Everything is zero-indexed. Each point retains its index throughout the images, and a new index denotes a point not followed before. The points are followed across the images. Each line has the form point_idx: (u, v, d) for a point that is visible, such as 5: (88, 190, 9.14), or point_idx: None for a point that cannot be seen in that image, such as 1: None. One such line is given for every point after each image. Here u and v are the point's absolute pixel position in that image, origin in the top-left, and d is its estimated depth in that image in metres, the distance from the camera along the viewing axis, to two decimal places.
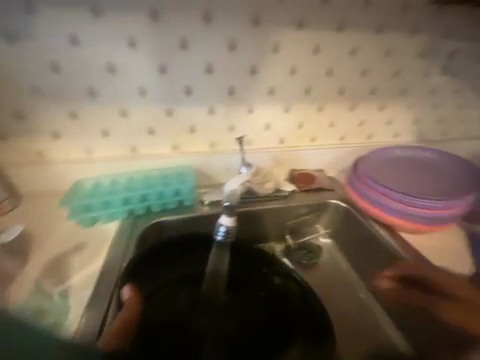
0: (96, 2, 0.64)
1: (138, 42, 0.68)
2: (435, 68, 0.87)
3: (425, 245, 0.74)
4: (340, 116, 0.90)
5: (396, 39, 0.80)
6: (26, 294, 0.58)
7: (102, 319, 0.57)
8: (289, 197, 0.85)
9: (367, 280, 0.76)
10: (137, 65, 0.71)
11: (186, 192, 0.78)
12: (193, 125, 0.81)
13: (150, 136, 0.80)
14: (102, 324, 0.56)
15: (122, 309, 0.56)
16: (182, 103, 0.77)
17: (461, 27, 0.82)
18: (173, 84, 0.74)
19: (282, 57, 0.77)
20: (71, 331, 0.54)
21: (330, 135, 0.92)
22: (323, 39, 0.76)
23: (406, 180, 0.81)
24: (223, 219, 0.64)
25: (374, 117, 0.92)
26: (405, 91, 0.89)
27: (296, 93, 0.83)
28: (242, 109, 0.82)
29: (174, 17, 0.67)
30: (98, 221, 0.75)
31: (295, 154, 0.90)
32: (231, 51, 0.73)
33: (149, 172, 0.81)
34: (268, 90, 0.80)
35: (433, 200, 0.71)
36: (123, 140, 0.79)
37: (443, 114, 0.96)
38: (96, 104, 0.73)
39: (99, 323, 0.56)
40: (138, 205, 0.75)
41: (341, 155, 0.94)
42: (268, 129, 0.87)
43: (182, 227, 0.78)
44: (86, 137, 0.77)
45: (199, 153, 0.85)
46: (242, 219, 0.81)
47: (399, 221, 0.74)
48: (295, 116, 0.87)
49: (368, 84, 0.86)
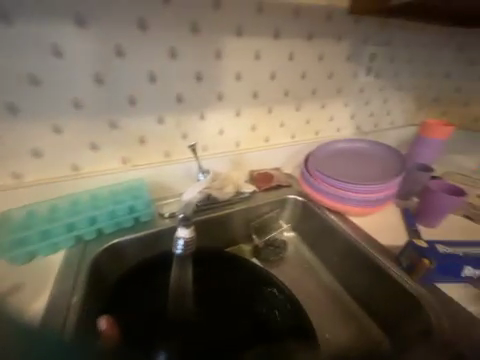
0: (6, 7, 0.56)
1: (66, 51, 0.62)
2: (361, 69, 0.99)
3: (373, 225, 0.83)
4: (288, 116, 0.95)
5: (327, 45, 0.89)
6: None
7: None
8: (250, 198, 0.87)
9: (330, 266, 0.81)
10: (67, 76, 0.64)
11: (142, 207, 0.73)
12: (143, 136, 0.77)
13: (94, 151, 0.73)
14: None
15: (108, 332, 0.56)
16: (127, 114, 0.73)
17: (376, 34, 0.95)
18: (113, 95, 0.69)
19: (226, 63, 0.78)
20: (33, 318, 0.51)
21: (282, 135, 0.97)
22: (263, 45, 0.81)
23: (351, 170, 0.90)
24: (180, 230, 0.57)
25: (318, 115, 1.00)
26: (340, 90, 1.00)
27: (245, 97, 0.85)
28: (192, 115, 0.81)
29: (105, 24, 0.63)
30: (37, 254, 0.66)
31: (251, 156, 0.93)
32: (174, 58, 0.72)
33: (96, 191, 0.74)
34: (216, 95, 0.81)
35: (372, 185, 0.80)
36: (61, 159, 0.70)
37: (373, 109, 1.10)
38: (21, 121, 0.64)
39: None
40: (86, 229, 0.68)
41: (293, 152, 1.00)
42: (222, 134, 0.87)
43: (141, 245, 0.72)
44: (13, 160, 0.66)
45: (153, 164, 0.80)
46: (206, 227, 0.79)
47: (348, 207, 0.81)
48: (246, 119, 0.89)
49: (308, 85, 0.93)
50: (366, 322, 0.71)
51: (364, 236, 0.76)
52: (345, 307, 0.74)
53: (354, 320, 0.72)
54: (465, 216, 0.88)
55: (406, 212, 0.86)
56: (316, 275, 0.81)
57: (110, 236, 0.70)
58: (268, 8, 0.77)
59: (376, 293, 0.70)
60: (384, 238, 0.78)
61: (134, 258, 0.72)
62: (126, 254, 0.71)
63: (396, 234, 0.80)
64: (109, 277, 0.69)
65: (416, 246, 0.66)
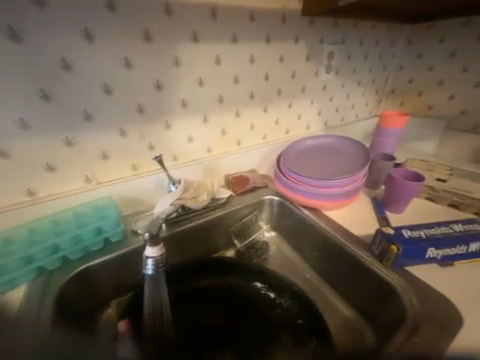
0: None
1: (2, 67, 0.56)
2: (321, 67, 1.03)
3: (347, 216, 0.86)
4: (257, 118, 0.96)
5: (285, 46, 0.91)
6: None
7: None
8: (227, 203, 0.85)
9: (311, 262, 0.82)
10: (7, 95, 0.58)
11: (111, 226, 0.69)
12: (106, 151, 0.73)
13: (51, 173, 0.68)
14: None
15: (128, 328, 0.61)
16: (85, 130, 0.68)
17: (331, 33, 0.99)
18: (67, 111, 0.65)
19: (186, 70, 0.77)
20: None
21: (253, 137, 0.98)
22: (222, 50, 0.80)
23: (321, 165, 0.93)
24: (148, 251, 0.53)
25: (285, 114, 1.02)
26: (304, 89, 1.02)
27: (210, 103, 0.84)
28: (157, 125, 0.78)
29: (45, 35, 0.58)
30: None
31: (224, 160, 0.92)
32: (129, 68, 0.69)
33: (57, 217, 0.68)
34: (180, 103, 0.79)
35: (342, 178, 0.83)
36: (12, 185, 0.64)
37: (337, 104, 1.14)
38: None
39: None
40: (49, 260, 0.62)
41: (266, 153, 1.01)
42: (192, 141, 0.85)
43: (116, 266, 0.68)
44: None
45: (121, 178, 0.77)
46: (184, 239, 0.77)
47: (321, 202, 0.84)
48: (215, 124, 0.88)
49: (272, 86, 0.95)
50: (351, 314, 0.72)
51: (339, 228, 0.78)
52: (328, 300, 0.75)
53: (340, 314, 0.72)
54: (427, 198, 0.96)
55: (375, 201, 0.91)
56: (298, 273, 0.82)
57: (77, 263, 0.64)
58: (223, 12, 0.76)
59: (356, 284, 0.71)
60: (359, 228, 0.81)
61: (108, 282, 0.67)
62: (100, 278, 0.66)
63: (369, 223, 0.84)
64: (81, 306, 0.63)
65: (384, 234, 0.68)
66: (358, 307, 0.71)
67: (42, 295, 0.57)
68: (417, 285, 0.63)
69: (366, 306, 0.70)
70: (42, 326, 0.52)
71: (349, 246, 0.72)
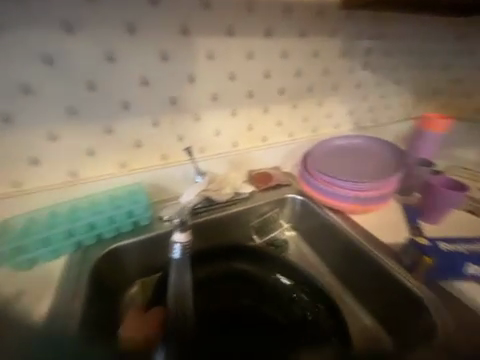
0: None
1: (56, 59, 0.62)
2: (357, 64, 0.98)
3: (374, 222, 0.82)
4: (285, 115, 0.95)
5: (320, 41, 0.88)
6: None
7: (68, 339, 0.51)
8: (249, 198, 0.86)
9: (331, 265, 0.81)
10: (58, 84, 0.64)
11: (140, 211, 0.73)
12: (139, 140, 0.77)
13: (91, 157, 0.73)
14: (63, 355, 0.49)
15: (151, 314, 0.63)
16: (122, 119, 0.73)
17: (371, 27, 0.94)
18: (108, 100, 0.70)
19: (218, 64, 0.78)
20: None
21: (279, 134, 0.97)
22: (255, 44, 0.80)
23: (349, 167, 0.90)
24: (176, 236, 0.57)
25: (315, 112, 0.99)
26: (336, 87, 0.99)
27: (239, 98, 0.85)
28: (188, 118, 0.80)
29: (94, 29, 0.63)
30: (40, 261, 0.66)
31: (249, 155, 0.92)
32: (166, 61, 0.72)
33: (94, 198, 0.74)
34: (211, 96, 0.81)
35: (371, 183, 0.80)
36: (58, 166, 0.71)
37: (371, 104, 1.08)
38: (16, 131, 0.65)
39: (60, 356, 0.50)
40: (86, 236, 0.68)
41: (292, 151, 0.99)
42: (219, 135, 0.87)
43: (143, 249, 0.72)
44: (11, 169, 0.67)
45: (151, 167, 0.80)
46: (206, 229, 0.79)
47: (347, 204, 0.81)
48: (242, 119, 0.88)
49: (303, 83, 0.92)
50: (369, 321, 0.70)
51: (364, 234, 0.75)
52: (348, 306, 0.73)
53: (359, 321, 0.70)
54: (468, 210, 0.87)
55: (406, 208, 0.85)
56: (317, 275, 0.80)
57: (109, 242, 0.70)
58: (259, 6, 0.76)
59: (380, 293, 0.68)
60: (386, 236, 0.77)
61: (134, 262, 0.72)
62: (128, 257, 0.71)
63: (397, 231, 0.79)
64: (110, 282, 0.69)
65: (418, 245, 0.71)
66: (379, 316, 0.69)
67: (79, 267, 0.64)
68: (449, 302, 0.60)
69: (387, 316, 0.67)
70: (76, 301, 0.57)
71: (376, 253, 0.69)
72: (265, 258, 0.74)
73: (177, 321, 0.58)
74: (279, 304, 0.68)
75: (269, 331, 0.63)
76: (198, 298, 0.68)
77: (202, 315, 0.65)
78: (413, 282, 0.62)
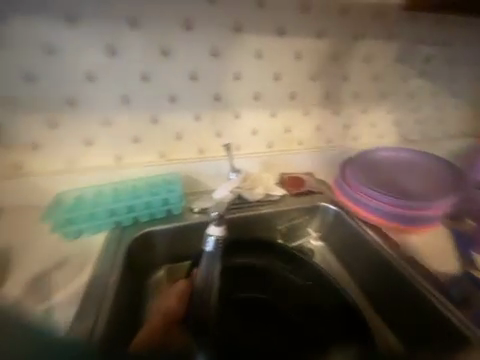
0: (70, 9, 0.63)
1: (118, 50, 0.68)
2: (413, 71, 0.90)
3: (415, 244, 0.75)
4: (326, 119, 0.91)
5: (374, 44, 0.83)
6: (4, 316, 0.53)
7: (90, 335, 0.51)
8: (279, 201, 0.85)
9: (359, 280, 0.75)
10: (116, 73, 0.70)
11: (175, 200, 0.76)
12: (180, 132, 0.80)
13: (135, 144, 0.78)
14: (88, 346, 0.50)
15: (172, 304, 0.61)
16: (167, 110, 0.77)
17: (434, 32, 0.86)
18: (157, 92, 0.74)
19: (265, 63, 0.77)
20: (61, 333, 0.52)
21: (317, 139, 0.93)
22: (305, 44, 0.78)
23: (391, 181, 0.84)
24: (212, 229, 0.60)
25: (358, 120, 0.94)
26: (386, 94, 0.92)
27: (281, 98, 0.84)
28: (228, 115, 0.82)
29: (155, 24, 0.67)
30: (82, 233, 0.71)
31: (283, 158, 0.91)
32: (215, 58, 0.73)
33: (135, 183, 0.78)
34: (253, 95, 0.81)
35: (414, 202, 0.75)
36: (107, 149, 0.77)
37: (423, 116, 0.99)
38: (76, 113, 0.72)
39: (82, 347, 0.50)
40: (124, 216, 0.73)
41: (328, 158, 0.95)
42: (255, 134, 0.87)
43: (173, 236, 0.75)
44: (68, 147, 0.75)
45: (188, 159, 0.83)
46: (233, 226, 0.79)
47: (385, 222, 0.76)
48: (281, 120, 0.87)
49: (350, 88, 0.88)
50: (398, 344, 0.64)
51: (404, 257, 0.69)
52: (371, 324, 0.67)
53: (385, 342, 0.64)
54: None
55: (455, 235, 0.77)
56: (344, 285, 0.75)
57: (144, 225, 0.74)
58: (314, 6, 0.74)
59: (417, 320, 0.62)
60: (427, 262, 0.70)
61: (162, 248, 0.75)
62: (158, 243, 0.75)
63: (441, 260, 0.71)
64: (139, 263, 0.72)
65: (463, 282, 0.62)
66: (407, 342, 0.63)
67: (117, 244, 0.69)
68: None
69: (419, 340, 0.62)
70: (112, 278, 0.62)
71: (419, 279, 0.63)
72: (291, 262, 0.73)
73: (206, 318, 0.59)
74: (302, 310, 0.66)
75: (295, 335, 0.62)
76: (224, 290, 0.68)
77: (228, 308, 0.65)
78: (461, 317, 0.57)
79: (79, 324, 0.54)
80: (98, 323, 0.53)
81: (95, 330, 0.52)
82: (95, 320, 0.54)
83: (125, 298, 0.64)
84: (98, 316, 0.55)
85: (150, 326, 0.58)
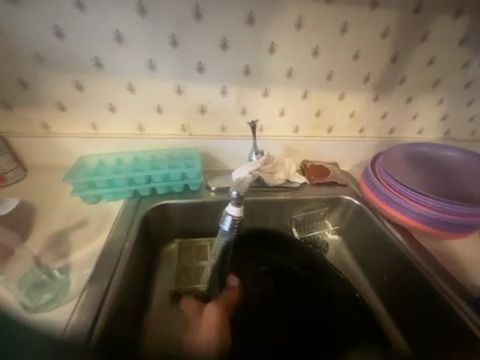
0: None
1: (149, 9, 0.65)
2: (475, 57, 0.78)
3: (443, 252, 0.69)
4: (363, 106, 0.83)
5: (436, 20, 0.72)
6: (25, 267, 0.55)
7: (94, 318, 0.47)
8: (299, 189, 0.81)
9: (374, 282, 0.71)
10: (145, 35, 0.67)
11: (193, 176, 0.74)
12: (204, 105, 0.77)
13: (158, 114, 0.77)
14: (96, 316, 0.48)
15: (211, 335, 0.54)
16: (193, 81, 0.73)
17: None
18: (186, 59, 0.71)
19: (304, 35, 0.71)
20: (69, 308, 0.49)
21: (349, 127, 0.86)
22: (353, 16, 0.70)
23: (427, 181, 0.75)
24: (230, 208, 0.57)
25: (399, 109, 0.85)
26: (438, 83, 0.81)
27: (317, 77, 0.77)
28: (257, 91, 0.77)
29: None
30: (102, 198, 0.73)
31: (309, 144, 0.85)
32: (250, 25, 0.68)
33: (155, 155, 0.78)
34: (286, 72, 0.75)
35: (461, 205, 0.63)
36: (130, 117, 0.76)
37: (476, 112, 0.87)
38: (103, 76, 0.71)
39: (94, 316, 0.48)
40: (142, 186, 0.72)
41: (358, 149, 0.88)
42: (283, 115, 0.81)
43: (187, 212, 0.75)
44: (93, 111, 0.75)
45: (208, 136, 0.80)
46: (248, 209, 0.78)
47: (420, 224, 0.67)
48: (313, 102, 0.80)
49: (396, 72, 0.78)
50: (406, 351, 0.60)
51: (430, 263, 0.62)
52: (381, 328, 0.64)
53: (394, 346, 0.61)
54: None
55: None
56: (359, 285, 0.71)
57: (161, 197, 0.74)
58: None
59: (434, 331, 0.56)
60: (455, 271, 0.64)
61: (176, 222, 0.76)
62: (172, 216, 0.75)
63: (472, 271, 0.65)
64: (154, 234, 0.74)
65: None
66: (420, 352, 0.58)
67: (133, 212, 0.70)
68: None
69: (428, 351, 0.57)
70: (126, 244, 0.62)
71: (439, 284, 0.58)
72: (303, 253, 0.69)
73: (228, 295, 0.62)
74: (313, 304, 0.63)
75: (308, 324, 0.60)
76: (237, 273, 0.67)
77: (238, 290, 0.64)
78: None
79: (94, 287, 0.52)
80: (109, 291, 0.52)
81: (106, 298, 0.51)
82: (108, 283, 0.53)
83: (138, 265, 0.64)
84: (112, 276, 0.55)
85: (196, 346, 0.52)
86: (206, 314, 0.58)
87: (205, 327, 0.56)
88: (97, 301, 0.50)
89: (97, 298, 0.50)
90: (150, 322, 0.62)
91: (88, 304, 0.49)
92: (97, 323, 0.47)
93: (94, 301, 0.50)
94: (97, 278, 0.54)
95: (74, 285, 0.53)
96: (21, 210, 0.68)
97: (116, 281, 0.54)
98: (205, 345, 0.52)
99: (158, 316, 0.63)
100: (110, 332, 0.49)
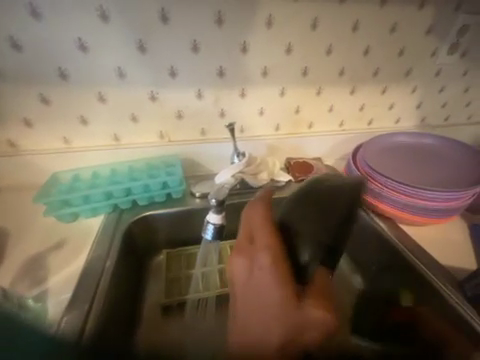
0: None
1: (111, 14, 0.62)
2: (442, 45, 0.81)
3: (428, 237, 0.70)
4: (340, 100, 0.83)
5: (402, 11, 0.73)
6: None
7: None
8: (285, 187, 0.79)
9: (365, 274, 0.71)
10: (110, 41, 0.64)
11: (174, 183, 0.72)
12: (181, 110, 0.75)
13: (134, 123, 0.74)
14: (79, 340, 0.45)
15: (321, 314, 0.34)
16: (167, 86, 0.71)
17: None
18: (157, 64, 0.68)
19: (276, 33, 0.70)
20: None
21: (329, 121, 0.86)
22: (322, 10, 0.70)
23: (407, 169, 0.77)
24: (211, 216, 0.56)
25: (375, 101, 0.86)
26: (410, 72, 0.83)
27: (292, 74, 0.76)
28: (233, 92, 0.75)
29: None
30: (79, 216, 0.69)
31: (291, 142, 0.85)
32: (220, 26, 0.67)
33: (134, 164, 0.75)
34: (261, 71, 0.74)
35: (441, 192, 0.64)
36: (103, 127, 0.73)
37: (448, 98, 0.90)
38: (70, 87, 0.67)
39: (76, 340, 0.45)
40: (122, 199, 0.69)
41: (339, 143, 0.88)
42: (263, 114, 0.80)
43: (172, 221, 0.72)
44: (62, 124, 0.71)
45: (188, 141, 0.78)
46: (236, 212, 0.76)
47: (403, 213, 0.68)
48: (291, 99, 0.80)
49: (370, 64, 0.79)
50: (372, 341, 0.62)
51: (415, 249, 0.63)
52: (362, 327, 0.64)
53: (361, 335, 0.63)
54: None
55: (473, 230, 0.72)
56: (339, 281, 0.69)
57: (144, 209, 0.71)
58: None
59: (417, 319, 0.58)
60: (440, 256, 0.65)
61: (161, 232, 0.73)
62: (157, 227, 0.72)
63: (456, 254, 0.66)
64: (139, 246, 0.71)
65: None
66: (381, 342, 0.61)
67: (115, 227, 0.66)
68: None
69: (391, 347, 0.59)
70: (108, 261, 0.59)
71: (423, 268, 0.59)
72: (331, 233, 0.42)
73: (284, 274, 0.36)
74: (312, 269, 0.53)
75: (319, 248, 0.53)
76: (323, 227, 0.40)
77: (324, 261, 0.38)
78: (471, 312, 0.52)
79: (74, 312, 0.49)
80: (91, 312, 0.49)
81: (89, 318, 0.48)
82: (90, 303, 0.50)
83: (123, 281, 0.61)
84: (94, 296, 0.52)
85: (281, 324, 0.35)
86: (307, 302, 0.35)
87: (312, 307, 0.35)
88: (79, 324, 0.47)
89: (78, 322, 0.47)
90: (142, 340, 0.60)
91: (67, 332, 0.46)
92: None
93: (76, 326, 0.47)
94: (77, 302, 0.51)
95: (53, 312, 0.50)
96: None
97: (99, 299, 0.51)
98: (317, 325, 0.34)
99: (151, 331, 0.61)
100: None
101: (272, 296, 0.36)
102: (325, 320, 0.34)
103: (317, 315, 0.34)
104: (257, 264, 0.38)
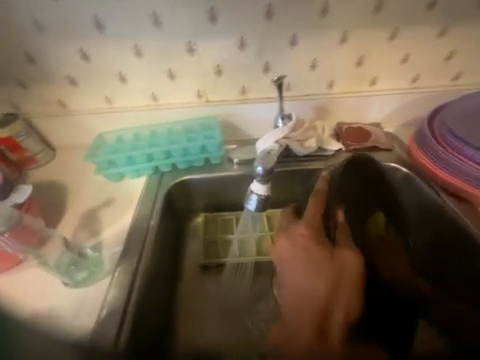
0: None
1: None
2: None
3: None
4: (420, 46, 0.65)
5: None
6: (57, 251, 0.56)
7: (127, 301, 0.48)
8: (334, 157, 0.68)
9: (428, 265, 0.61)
10: None
11: (213, 148, 0.68)
12: (220, 64, 0.66)
13: (171, 80, 0.69)
14: (130, 295, 0.49)
15: (349, 282, 0.44)
16: (206, 34, 0.63)
17: None
18: (197, 7, 0.61)
19: None
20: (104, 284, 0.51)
21: (401, 75, 0.68)
22: None
23: None
24: (255, 186, 0.53)
25: (470, 47, 0.65)
26: None
27: (361, 12, 0.61)
28: (282, 40, 0.64)
29: None
30: (124, 177, 0.71)
31: (348, 102, 0.70)
32: None
33: (172, 126, 0.72)
34: (320, 9, 0.61)
35: None
36: (141, 85, 0.69)
37: None
38: (107, 39, 0.64)
39: (127, 294, 0.49)
40: (162, 162, 0.68)
41: (411, 104, 0.71)
42: (315, 67, 0.67)
43: (211, 187, 0.70)
44: (103, 82, 0.69)
45: (227, 101, 0.71)
46: (277, 183, 0.69)
47: None
48: (353, 46, 0.65)
49: None
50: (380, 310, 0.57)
51: None
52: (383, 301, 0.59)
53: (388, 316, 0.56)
54: None
55: None
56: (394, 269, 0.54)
57: (182, 173, 0.70)
58: None
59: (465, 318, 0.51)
60: None
61: (201, 198, 0.72)
62: (196, 192, 0.71)
63: None
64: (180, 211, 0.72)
65: None
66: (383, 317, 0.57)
67: (156, 189, 0.67)
68: None
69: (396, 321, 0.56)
70: (151, 222, 0.61)
71: None
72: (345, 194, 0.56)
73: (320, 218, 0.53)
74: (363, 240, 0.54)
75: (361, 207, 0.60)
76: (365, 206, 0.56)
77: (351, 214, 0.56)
78: None
79: (126, 264, 0.53)
80: (139, 267, 0.53)
81: (139, 272, 0.52)
82: (138, 260, 0.54)
83: (165, 242, 0.63)
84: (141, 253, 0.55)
85: (314, 284, 0.45)
86: (340, 257, 0.45)
87: (341, 251, 0.46)
88: (128, 279, 0.51)
89: (129, 275, 0.51)
90: (188, 303, 0.63)
91: (119, 286, 0.50)
92: (131, 302, 0.48)
93: (126, 280, 0.51)
94: (127, 255, 0.55)
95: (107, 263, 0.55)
96: (51, 192, 0.70)
97: (146, 256, 0.55)
98: (350, 269, 0.45)
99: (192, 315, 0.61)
100: (143, 313, 0.50)
101: (307, 255, 0.47)
102: (356, 270, 0.44)
103: (353, 260, 0.45)
104: (297, 234, 0.50)
